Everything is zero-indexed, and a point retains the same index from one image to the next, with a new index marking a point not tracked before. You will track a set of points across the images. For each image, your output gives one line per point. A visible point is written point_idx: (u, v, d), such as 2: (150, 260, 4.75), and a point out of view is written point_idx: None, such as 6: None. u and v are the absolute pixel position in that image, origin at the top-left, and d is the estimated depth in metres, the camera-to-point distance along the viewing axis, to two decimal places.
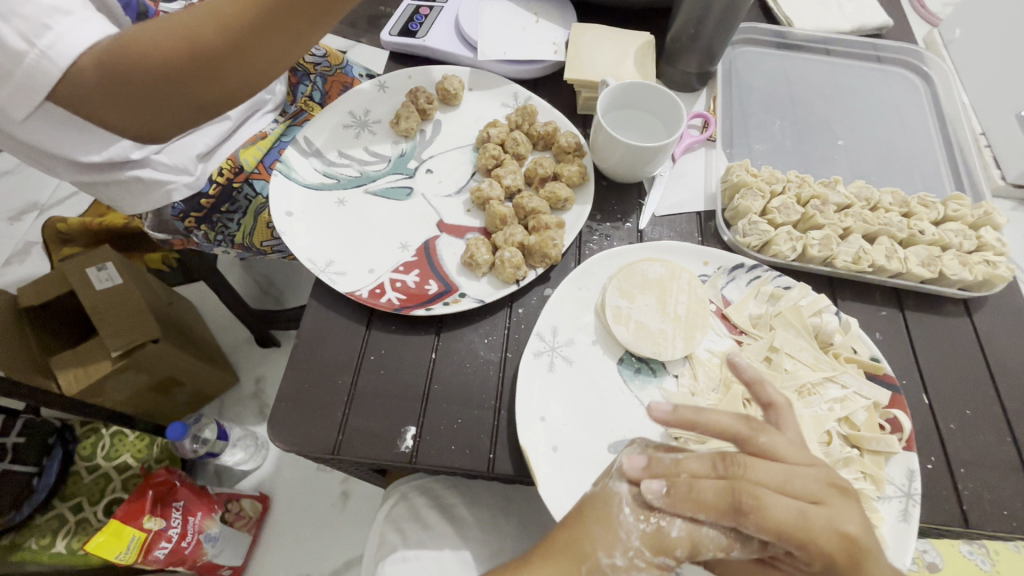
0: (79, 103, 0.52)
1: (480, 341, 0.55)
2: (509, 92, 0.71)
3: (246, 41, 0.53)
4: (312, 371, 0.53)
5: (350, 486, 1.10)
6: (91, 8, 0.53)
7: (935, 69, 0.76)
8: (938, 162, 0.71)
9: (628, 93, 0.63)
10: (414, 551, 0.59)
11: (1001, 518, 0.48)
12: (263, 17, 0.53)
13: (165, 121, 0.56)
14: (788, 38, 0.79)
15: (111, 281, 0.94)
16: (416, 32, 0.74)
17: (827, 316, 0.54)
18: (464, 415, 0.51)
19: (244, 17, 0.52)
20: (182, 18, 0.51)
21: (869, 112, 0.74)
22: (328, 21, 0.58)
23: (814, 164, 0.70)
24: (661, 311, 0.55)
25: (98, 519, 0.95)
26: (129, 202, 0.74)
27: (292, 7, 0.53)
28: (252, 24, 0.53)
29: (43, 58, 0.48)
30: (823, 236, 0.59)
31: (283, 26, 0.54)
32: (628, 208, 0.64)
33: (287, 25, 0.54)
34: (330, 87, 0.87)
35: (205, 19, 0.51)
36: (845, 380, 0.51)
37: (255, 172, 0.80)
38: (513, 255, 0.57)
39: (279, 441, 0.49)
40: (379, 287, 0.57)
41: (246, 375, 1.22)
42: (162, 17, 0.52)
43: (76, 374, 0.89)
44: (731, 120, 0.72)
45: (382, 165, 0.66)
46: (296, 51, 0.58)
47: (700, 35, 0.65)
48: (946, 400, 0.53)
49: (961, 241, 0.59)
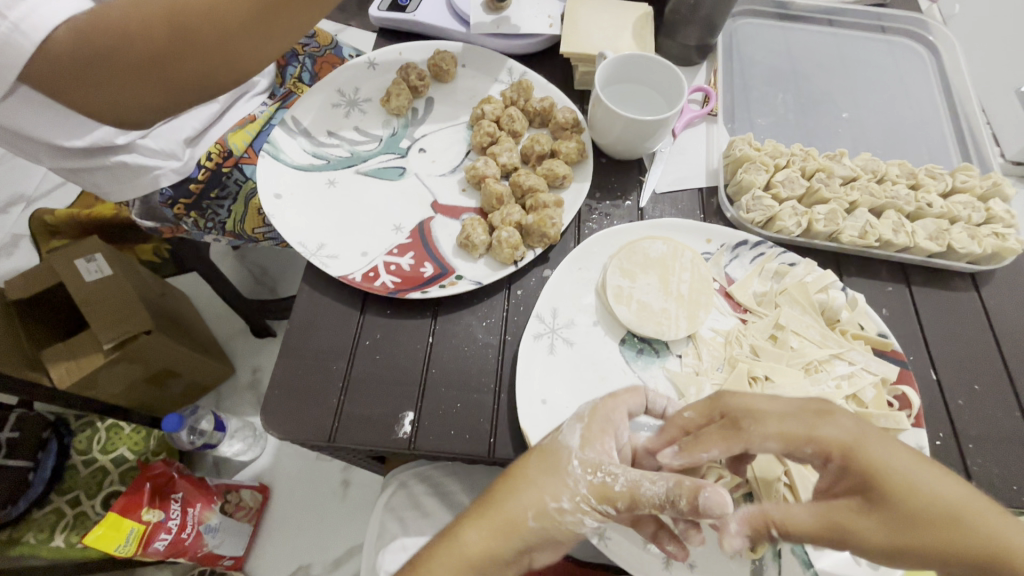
0: (53, 79, 0.49)
1: (479, 325, 0.54)
2: (504, 68, 0.69)
3: (234, 23, 0.51)
4: (308, 357, 0.51)
5: (350, 474, 1.10)
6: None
7: (941, 39, 0.74)
8: (945, 134, 0.69)
9: (627, 65, 0.61)
10: (413, 539, 0.58)
11: (1009, 493, 0.47)
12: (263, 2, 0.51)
13: (143, 100, 0.53)
14: (790, 8, 0.77)
15: (101, 273, 0.92)
16: (406, 7, 0.71)
17: (834, 292, 0.52)
18: (463, 398, 0.50)
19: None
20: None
21: (873, 84, 0.72)
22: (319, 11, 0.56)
23: (817, 137, 0.68)
24: (664, 290, 0.53)
25: (96, 513, 0.94)
26: (115, 188, 0.72)
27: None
28: (243, 6, 0.51)
29: (15, 31, 0.45)
30: (829, 211, 0.57)
31: (274, 13, 0.53)
32: (628, 185, 0.62)
33: (278, 14, 0.53)
34: (319, 68, 0.85)
35: None
36: (852, 357, 0.50)
37: (245, 157, 0.78)
38: (511, 235, 0.55)
39: (274, 429, 0.48)
40: (372, 271, 0.55)
41: (242, 365, 1.21)
42: None
43: (67, 367, 0.87)
44: (733, 94, 0.70)
45: (374, 145, 0.64)
46: (291, 39, 0.57)
47: (700, 6, 0.63)
48: (954, 375, 0.52)
49: (970, 213, 0.58)
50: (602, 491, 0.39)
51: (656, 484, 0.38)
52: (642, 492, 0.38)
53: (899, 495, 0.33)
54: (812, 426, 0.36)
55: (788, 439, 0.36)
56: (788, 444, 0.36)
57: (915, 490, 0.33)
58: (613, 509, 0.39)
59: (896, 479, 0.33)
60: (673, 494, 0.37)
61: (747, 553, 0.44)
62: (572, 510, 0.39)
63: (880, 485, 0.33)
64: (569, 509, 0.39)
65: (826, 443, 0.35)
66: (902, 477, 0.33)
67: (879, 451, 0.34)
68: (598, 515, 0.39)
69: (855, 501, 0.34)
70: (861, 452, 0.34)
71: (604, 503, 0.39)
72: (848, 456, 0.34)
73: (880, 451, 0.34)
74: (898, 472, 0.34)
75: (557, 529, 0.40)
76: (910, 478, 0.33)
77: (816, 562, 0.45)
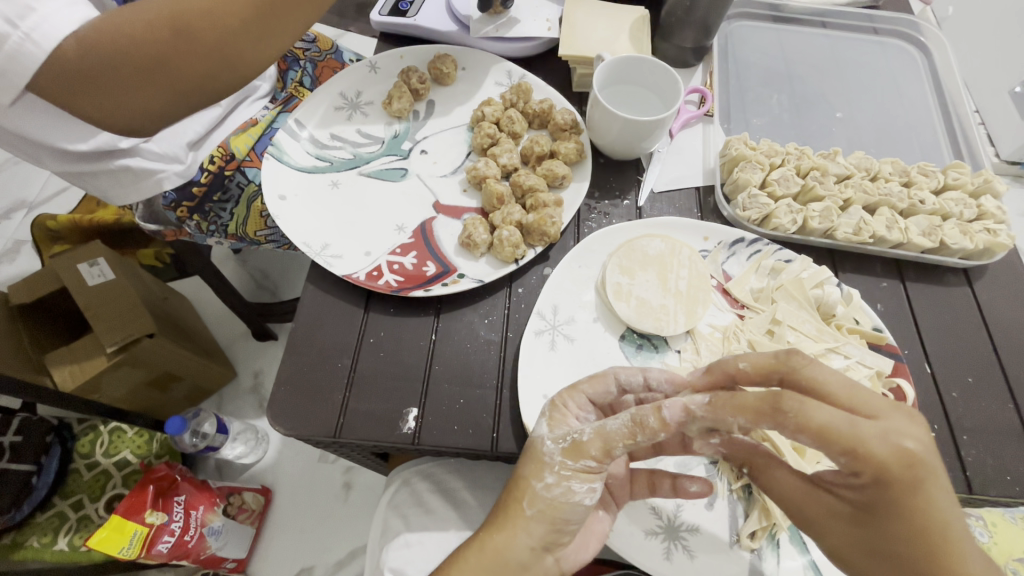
0: (61, 90, 0.50)
1: (481, 322, 0.55)
2: (504, 71, 0.70)
3: (236, 21, 0.53)
4: (313, 355, 0.52)
5: (352, 476, 1.10)
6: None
7: (932, 39, 0.75)
8: (937, 133, 0.70)
9: (624, 67, 0.62)
10: (417, 535, 0.59)
11: (1004, 483, 0.48)
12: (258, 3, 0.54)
13: (149, 104, 0.54)
14: (783, 11, 0.78)
15: (104, 277, 0.92)
16: (406, 11, 0.72)
17: (829, 287, 0.53)
18: (465, 394, 0.51)
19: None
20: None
21: (867, 85, 0.74)
22: (313, 12, 0.59)
23: (812, 137, 0.69)
24: (662, 287, 0.54)
25: (99, 516, 0.94)
26: (118, 192, 0.73)
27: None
28: (245, 6, 0.53)
29: (27, 40, 0.46)
30: (824, 209, 0.58)
31: (271, 12, 0.55)
32: (627, 184, 0.63)
33: (274, 11, 0.55)
34: (320, 73, 0.87)
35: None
36: (848, 351, 0.51)
37: (247, 160, 0.79)
38: (512, 233, 0.56)
39: (279, 425, 0.49)
40: (376, 270, 0.56)
41: (244, 369, 1.21)
42: None
43: (71, 371, 0.88)
44: (729, 95, 0.72)
45: (376, 147, 0.65)
46: (285, 40, 0.59)
47: (695, 8, 0.64)
48: (949, 368, 0.53)
49: (962, 209, 0.59)
50: (576, 450, 0.42)
51: (617, 417, 0.42)
52: (608, 431, 0.41)
53: (905, 531, 0.34)
54: (862, 434, 0.33)
55: (828, 439, 0.34)
56: (822, 442, 0.34)
57: (931, 534, 0.34)
58: (593, 462, 0.42)
59: (915, 522, 0.34)
60: (638, 418, 0.40)
61: (745, 543, 0.45)
62: (558, 483, 0.42)
63: (894, 516, 0.34)
64: (554, 482, 0.42)
65: (872, 466, 0.34)
66: (933, 524, 0.34)
67: (926, 494, 0.33)
68: (581, 475, 0.42)
69: (852, 508, 0.37)
70: (908, 487, 0.33)
71: (581, 459, 0.42)
72: (887, 487, 0.34)
73: (929, 491, 0.33)
74: (928, 514, 0.34)
75: (553, 508, 0.42)
76: (937, 527, 0.34)
77: (813, 551, 0.46)
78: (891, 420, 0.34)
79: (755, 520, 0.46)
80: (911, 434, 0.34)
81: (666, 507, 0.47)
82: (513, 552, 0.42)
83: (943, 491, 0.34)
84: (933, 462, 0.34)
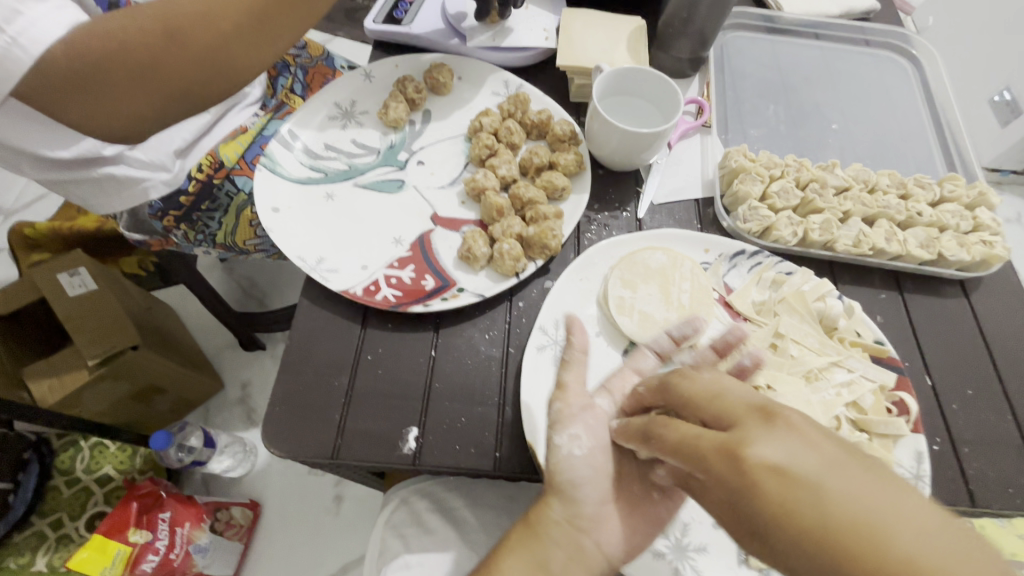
0: (49, 95, 0.47)
1: (481, 337, 0.54)
2: (500, 80, 0.69)
3: (231, 25, 0.52)
4: (309, 373, 0.50)
5: (344, 489, 1.08)
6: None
7: (923, 51, 0.77)
8: (930, 144, 0.71)
9: (624, 79, 0.62)
10: (416, 556, 0.57)
11: (1006, 495, 0.48)
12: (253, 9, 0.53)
13: (140, 112, 0.52)
14: (777, 22, 0.79)
15: (85, 287, 0.89)
16: (401, 20, 0.71)
17: (831, 301, 0.53)
18: (467, 412, 0.50)
19: (229, 2, 0.51)
20: (162, 3, 0.49)
21: (859, 96, 0.74)
22: (309, 16, 0.58)
23: (809, 148, 0.69)
24: (665, 301, 0.54)
25: (80, 534, 0.92)
26: (101, 201, 0.70)
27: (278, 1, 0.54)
28: (241, 11, 0.52)
29: (14, 45, 0.44)
30: (823, 221, 0.58)
31: (267, 18, 0.54)
32: (626, 196, 0.63)
33: (269, 18, 0.54)
34: (311, 80, 0.85)
35: (190, 5, 0.50)
36: (851, 364, 0.51)
37: (237, 168, 0.77)
38: (512, 247, 0.55)
39: (274, 447, 0.47)
40: (373, 284, 0.54)
41: (231, 380, 1.19)
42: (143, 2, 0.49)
43: (50, 385, 0.85)
44: (726, 106, 0.72)
45: (371, 157, 0.64)
46: (280, 47, 0.58)
47: (693, 19, 0.64)
48: (948, 380, 0.53)
49: (958, 221, 0.60)
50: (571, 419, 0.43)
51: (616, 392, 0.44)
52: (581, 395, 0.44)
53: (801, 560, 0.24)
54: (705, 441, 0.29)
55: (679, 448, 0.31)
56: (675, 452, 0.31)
57: (864, 560, 0.22)
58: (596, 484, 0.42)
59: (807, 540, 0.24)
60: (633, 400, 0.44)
61: (753, 561, 0.45)
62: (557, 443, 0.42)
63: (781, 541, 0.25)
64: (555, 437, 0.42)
65: (715, 483, 0.27)
66: (848, 530, 0.23)
67: (817, 504, 0.24)
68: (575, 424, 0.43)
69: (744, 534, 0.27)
70: (755, 495, 0.25)
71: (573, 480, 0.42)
72: (739, 506, 0.26)
73: (827, 502, 0.24)
74: (824, 522, 0.23)
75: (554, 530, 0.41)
76: (862, 533, 0.23)
77: None
78: (762, 426, 0.27)
79: None
80: (796, 452, 0.25)
81: (673, 527, 0.46)
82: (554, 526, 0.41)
83: (850, 493, 0.24)
84: (814, 474, 0.24)
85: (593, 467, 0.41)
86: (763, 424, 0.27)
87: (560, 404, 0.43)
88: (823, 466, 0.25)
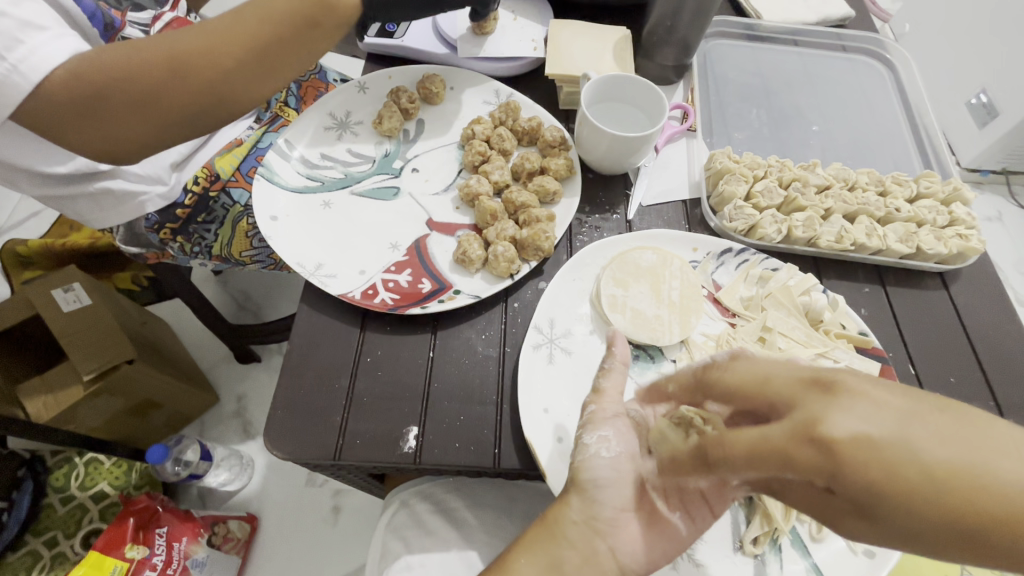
0: (48, 118, 0.49)
1: (478, 338, 0.55)
2: (491, 90, 0.71)
3: (229, 63, 0.52)
4: (310, 376, 0.51)
5: (342, 499, 1.08)
6: (64, 25, 0.51)
7: (897, 56, 0.80)
8: (907, 144, 0.74)
9: (612, 86, 0.64)
10: (418, 557, 0.58)
11: None
12: (256, 45, 0.53)
13: (138, 139, 0.53)
14: (757, 29, 0.81)
15: (80, 303, 0.89)
16: (393, 32, 0.73)
17: (816, 294, 0.55)
18: (466, 411, 0.51)
19: (232, 38, 0.51)
20: (168, 38, 0.50)
21: (838, 99, 0.77)
22: (313, 52, 0.58)
23: (791, 149, 0.72)
24: (656, 298, 0.55)
25: (75, 552, 0.90)
26: (98, 216, 0.70)
27: (283, 39, 0.54)
28: (242, 46, 0.52)
29: (13, 72, 0.46)
30: (806, 218, 0.60)
31: (269, 52, 0.54)
32: (615, 199, 0.65)
33: (274, 55, 0.55)
34: (305, 92, 0.87)
35: (193, 40, 0.50)
36: (837, 355, 0.52)
37: (232, 181, 0.78)
38: (506, 249, 0.56)
39: (277, 449, 0.48)
40: (371, 288, 0.56)
41: (227, 393, 1.18)
42: (150, 36, 0.50)
43: (45, 402, 0.85)
44: (710, 111, 0.74)
45: (367, 165, 0.65)
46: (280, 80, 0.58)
47: (676, 28, 0.66)
48: (931, 370, 0.55)
49: (935, 216, 0.62)
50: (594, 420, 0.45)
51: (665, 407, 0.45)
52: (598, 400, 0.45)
53: (906, 513, 0.24)
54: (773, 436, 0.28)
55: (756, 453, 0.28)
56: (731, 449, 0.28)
57: (971, 499, 0.23)
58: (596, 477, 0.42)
59: (904, 499, 0.24)
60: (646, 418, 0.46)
61: (748, 549, 0.46)
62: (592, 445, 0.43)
63: (888, 511, 0.24)
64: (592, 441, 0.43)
65: (800, 472, 0.26)
66: (945, 476, 0.23)
67: (914, 462, 0.23)
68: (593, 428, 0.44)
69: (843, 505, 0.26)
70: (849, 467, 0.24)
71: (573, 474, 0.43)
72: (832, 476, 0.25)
73: (911, 457, 0.24)
74: (921, 475, 0.23)
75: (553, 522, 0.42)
76: (959, 478, 0.23)
77: (814, 554, 0.46)
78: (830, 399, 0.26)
79: (757, 526, 0.46)
80: (874, 415, 0.25)
81: None
82: (567, 524, 0.41)
83: (938, 443, 0.24)
84: (899, 433, 0.24)
85: (617, 470, 0.42)
86: (824, 394, 0.27)
87: (595, 407, 0.46)
88: (902, 421, 0.24)
